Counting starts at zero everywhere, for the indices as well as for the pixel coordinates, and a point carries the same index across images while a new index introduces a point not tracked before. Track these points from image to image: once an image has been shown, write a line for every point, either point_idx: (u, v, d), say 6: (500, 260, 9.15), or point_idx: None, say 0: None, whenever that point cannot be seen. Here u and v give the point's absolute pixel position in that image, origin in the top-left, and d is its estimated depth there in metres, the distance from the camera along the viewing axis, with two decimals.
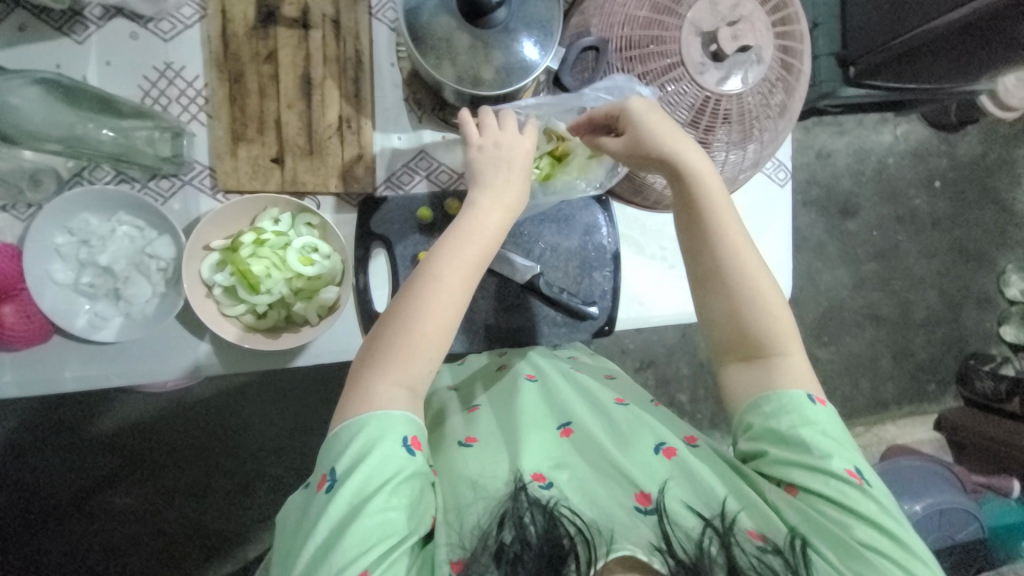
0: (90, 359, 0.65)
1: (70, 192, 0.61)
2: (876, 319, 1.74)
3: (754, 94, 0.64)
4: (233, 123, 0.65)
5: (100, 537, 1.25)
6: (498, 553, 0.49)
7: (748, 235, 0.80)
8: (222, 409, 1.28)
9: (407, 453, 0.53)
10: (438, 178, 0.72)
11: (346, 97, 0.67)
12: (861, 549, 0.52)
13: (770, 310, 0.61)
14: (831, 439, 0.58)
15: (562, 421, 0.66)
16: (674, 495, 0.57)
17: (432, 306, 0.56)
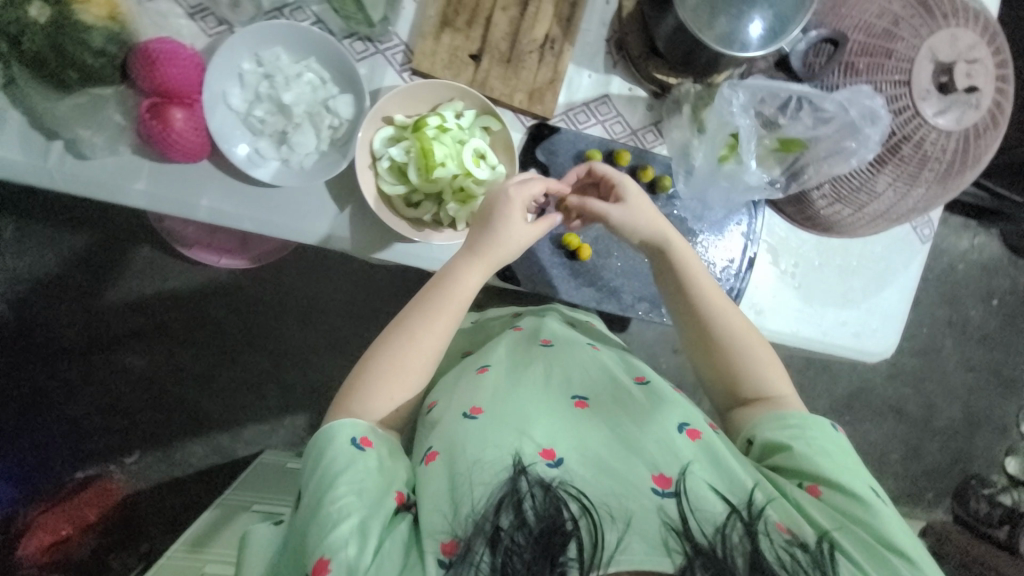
0: (230, 193, 0.63)
1: (274, 22, 0.59)
2: (898, 413, 1.70)
3: (960, 137, 0.63)
4: (446, 7, 0.63)
5: (102, 394, 1.24)
6: (493, 538, 0.44)
7: (876, 279, 0.79)
8: (259, 303, 1.28)
9: (356, 450, 0.53)
10: (611, 128, 0.70)
11: (558, 17, 0.65)
12: (883, 549, 0.49)
13: (755, 346, 0.64)
14: (847, 456, 0.55)
15: (578, 393, 0.60)
16: (700, 479, 0.51)
17: (411, 351, 0.59)
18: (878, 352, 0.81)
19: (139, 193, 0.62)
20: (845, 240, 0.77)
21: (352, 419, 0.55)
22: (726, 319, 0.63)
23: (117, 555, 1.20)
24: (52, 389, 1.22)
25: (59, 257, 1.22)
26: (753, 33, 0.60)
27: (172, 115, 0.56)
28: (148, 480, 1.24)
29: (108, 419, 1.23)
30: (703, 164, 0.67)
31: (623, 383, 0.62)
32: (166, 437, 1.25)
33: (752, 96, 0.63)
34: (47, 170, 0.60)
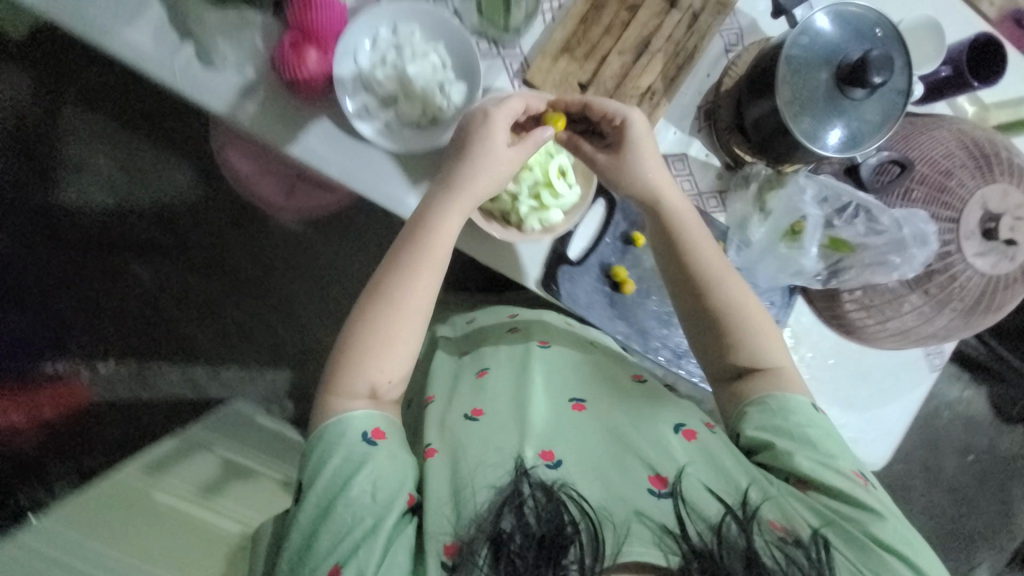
0: (327, 137, 0.67)
1: (420, 4, 0.66)
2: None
3: (991, 280, 0.68)
4: (571, 37, 0.69)
5: (101, 293, 1.32)
6: (498, 543, 0.49)
7: (881, 393, 0.83)
8: (274, 254, 1.37)
9: (368, 445, 0.58)
10: (680, 184, 0.75)
11: (664, 75, 0.71)
12: (870, 543, 0.55)
13: (753, 316, 0.66)
14: (833, 443, 0.61)
15: (576, 396, 0.67)
16: (694, 478, 0.58)
17: (395, 319, 0.62)
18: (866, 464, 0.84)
19: (245, 113, 0.65)
20: (863, 348, 0.80)
21: (370, 412, 0.60)
22: (727, 285, 0.67)
23: (56, 460, 1.27)
24: (58, 274, 1.31)
25: (102, 153, 1.28)
26: (825, 135, 0.64)
27: (306, 53, 0.62)
28: (111, 393, 1.31)
29: (106, 320, 1.32)
30: (762, 236, 0.73)
31: (624, 385, 0.70)
32: (149, 357, 1.33)
33: (811, 191, 0.71)
34: (168, 68, 0.63)
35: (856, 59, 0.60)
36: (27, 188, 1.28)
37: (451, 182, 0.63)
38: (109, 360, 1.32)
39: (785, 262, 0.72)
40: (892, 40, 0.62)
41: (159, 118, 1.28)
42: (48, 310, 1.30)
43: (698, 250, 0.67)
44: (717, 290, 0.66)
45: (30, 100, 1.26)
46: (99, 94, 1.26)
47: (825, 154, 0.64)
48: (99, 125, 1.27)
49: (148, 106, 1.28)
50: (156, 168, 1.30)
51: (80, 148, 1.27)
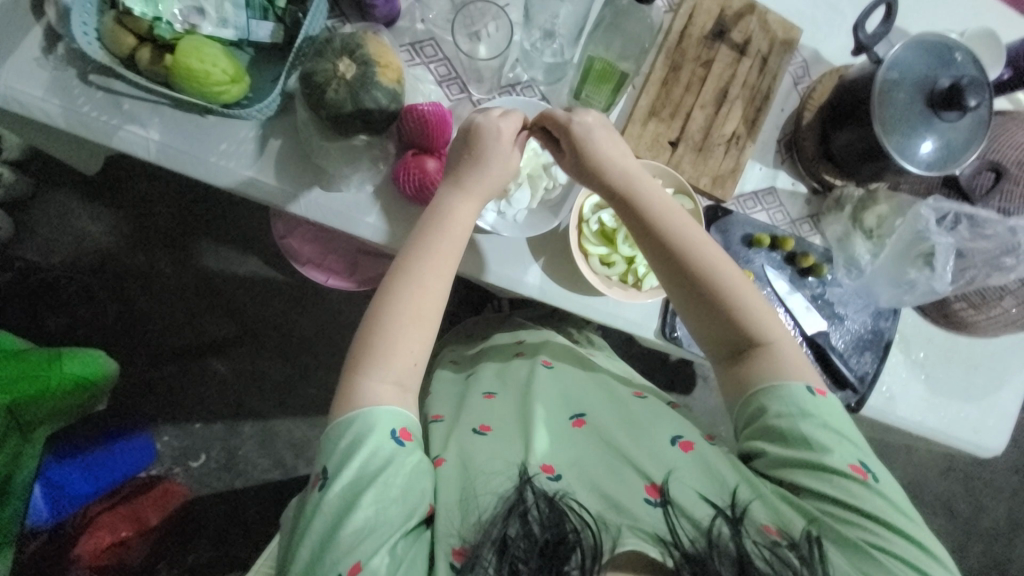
0: None
1: (516, 97, 0.70)
2: (947, 511, 1.55)
3: None
4: (656, 101, 0.73)
5: (180, 394, 1.29)
6: (501, 545, 0.50)
7: (995, 378, 0.84)
8: (337, 325, 1.33)
9: (397, 444, 0.57)
10: (773, 216, 0.79)
11: (746, 118, 0.74)
12: (868, 547, 0.53)
13: (749, 300, 0.64)
14: (831, 434, 0.58)
15: (575, 412, 0.68)
16: (683, 482, 0.58)
17: (411, 314, 0.61)
18: (994, 449, 0.84)
19: (366, 225, 0.69)
20: (966, 339, 0.83)
21: (394, 409, 0.59)
22: (721, 269, 0.64)
23: (167, 561, 1.23)
24: (136, 385, 1.27)
25: (166, 260, 1.30)
26: (924, 155, 0.66)
27: (427, 163, 0.66)
28: (206, 487, 1.27)
29: (192, 420, 1.29)
30: (874, 262, 0.76)
31: (624, 399, 0.71)
32: (235, 449, 1.29)
33: (922, 209, 0.71)
34: (293, 197, 0.68)
35: (946, 85, 0.64)
36: (92, 308, 1.27)
37: (465, 185, 0.64)
38: (201, 455, 1.28)
39: (910, 278, 0.73)
40: (970, 62, 0.66)
41: (218, 218, 1.30)
42: (133, 424, 1.26)
43: (688, 238, 0.64)
44: (712, 275, 0.64)
45: (90, 221, 1.27)
46: (162, 206, 1.29)
47: (929, 173, 0.66)
48: (162, 236, 1.29)
49: (208, 208, 1.30)
50: (219, 265, 1.31)
51: (148, 261, 1.29)
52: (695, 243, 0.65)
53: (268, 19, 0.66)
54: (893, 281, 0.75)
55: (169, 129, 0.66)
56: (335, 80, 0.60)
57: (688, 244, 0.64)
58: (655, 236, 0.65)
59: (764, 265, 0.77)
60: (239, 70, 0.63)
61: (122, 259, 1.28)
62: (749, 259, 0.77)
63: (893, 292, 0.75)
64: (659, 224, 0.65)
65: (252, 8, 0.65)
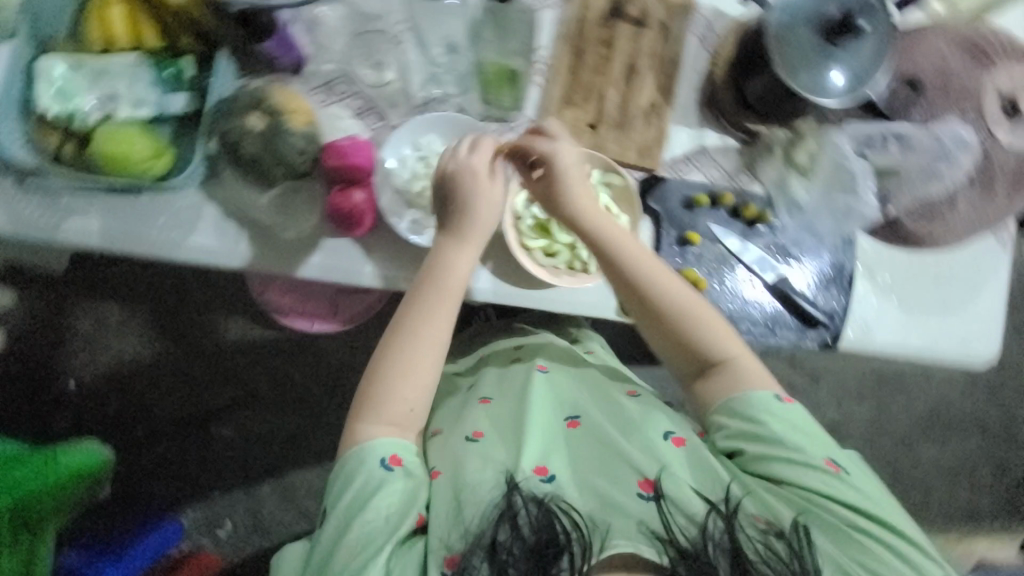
0: (392, 256, 0.72)
1: (430, 116, 0.73)
2: (973, 428, 1.53)
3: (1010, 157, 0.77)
4: (567, 89, 0.74)
5: (194, 467, 1.31)
6: (491, 548, 0.52)
7: (968, 286, 0.84)
8: (335, 371, 1.35)
9: (387, 470, 0.60)
10: (710, 173, 0.79)
11: (659, 87, 0.76)
12: (852, 532, 0.57)
13: (704, 317, 0.67)
14: (801, 434, 0.62)
15: (570, 413, 0.69)
16: (677, 477, 0.59)
17: (405, 364, 0.63)
18: (988, 355, 0.84)
19: (314, 265, 0.71)
20: (931, 254, 0.82)
21: (390, 438, 0.62)
22: (674, 290, 0.67)
23: None
24: (148, 465, 1.30)
25: (155, 338, 1.32)
26: (835, 85, 0.68)
27: (353, 195, 0.67)
28: (236, 554, 1.29)
29: (210, 490, 1.30)
30: (809, 198, 0.77)
31: (617, 397, 0.73)
32: (257, 512, 1.30)
33: (835, 138, 0.75)
34: (239, 253, 0.70)
35: (838, 15, 0.65)
36: (92, 399, 1.29)
37: (456, 231, 0.67)
38: (226, 523, 1.30)
39: (838, 201, 0.76)
40: None
41: (198, 289, 1.33)
42: (155, 503, 1.28)
43: (649, 267, 0.67)
44: (669, 301, 0.66)
45: (74, 314, 1.30)
46: (145, 292, 1.32)
47: (841, 103, 0.69)
48: (148, 316, 1.32)
49: (188, 283, 1.33)
50: (209, 334, 1.33)
51: (139, 345, 1.32)
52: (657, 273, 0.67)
53: (180, 91, 0.68)
54: (825, 208, 0.77)
55: (111, 215, 0.68)
56: (246, 135, 0.63)
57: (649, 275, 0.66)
58: (620, 275, 0.66)
59: (709, 224, 0.78)
60: (161, 147, 0.67)
61: (112, 346, 1.31)
62: (693, 221, 0.78)
63: (830, 218, 0.77)
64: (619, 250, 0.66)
65: (163, 84, 0.68)
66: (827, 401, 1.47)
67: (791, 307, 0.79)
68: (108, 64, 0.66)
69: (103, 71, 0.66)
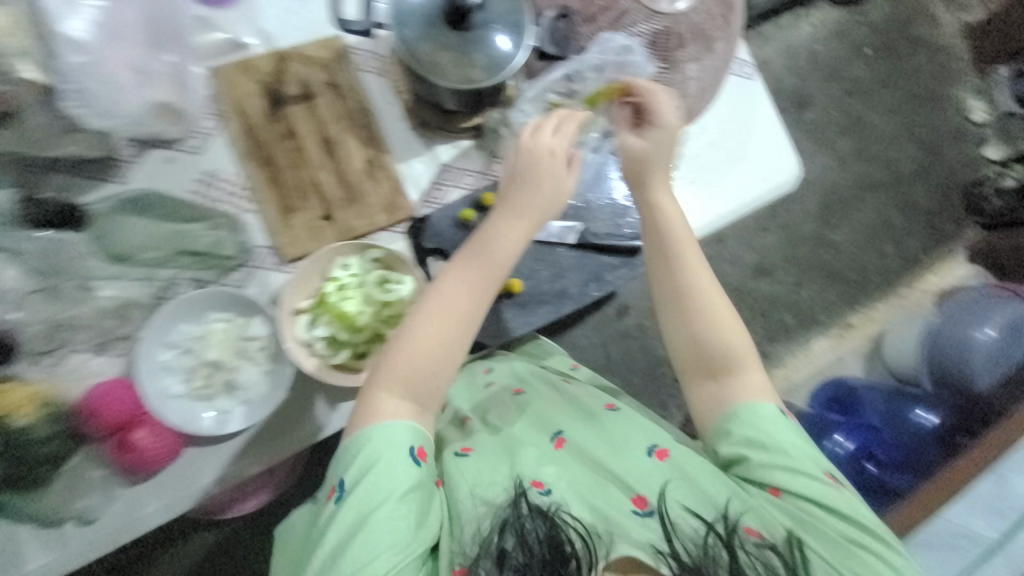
0: (219, 456, 0.66)
1: (161, 310, 0.66)
2: (854, 199, 1.62)
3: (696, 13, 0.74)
4: (280, 199, 0.71)
5: None
6: (499, 558, 0.50)
7: (741, 130, 0.86)
8: None
9: (415, 465, 0.55)
10: (465, 183, 0.78)
11: (364, 141, 0.73)
12: (855, 550, 0.55)
13: (737, 334, 0.65)
14: (809, 453, 0.60)
15: (554, 431, 0.65)
16: (674, 498, 0.55)
17: (452, 338, 0.59)
18: (789, 176, 0.86)
19: (153, 513, 0.64)
20: (692, 126, 0.84)
21: (411, 426, 0.56)
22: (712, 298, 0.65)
23: None
24: None
25: None
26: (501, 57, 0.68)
27: (134, 438, 0.62)
28: None
29: None
30: None
31: (596, 414, 0.68)
32: None
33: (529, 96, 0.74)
34: (69, 554, 0.63)
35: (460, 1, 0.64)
36: None
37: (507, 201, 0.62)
38: None
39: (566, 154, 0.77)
40: None
41: None
42: None
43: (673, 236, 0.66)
44: (701, 297, 0.65)
45: None
46: None
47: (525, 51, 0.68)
48: None
49: None
50: None
51: None
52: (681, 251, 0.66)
53: None
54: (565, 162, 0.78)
55: None
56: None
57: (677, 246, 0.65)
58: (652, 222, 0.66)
59: None
60: None
61: None
62: None
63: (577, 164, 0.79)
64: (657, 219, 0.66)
65: None
66: (740, 251, 1.52)
67: (608, 250, 0.82)
68: None
69: None
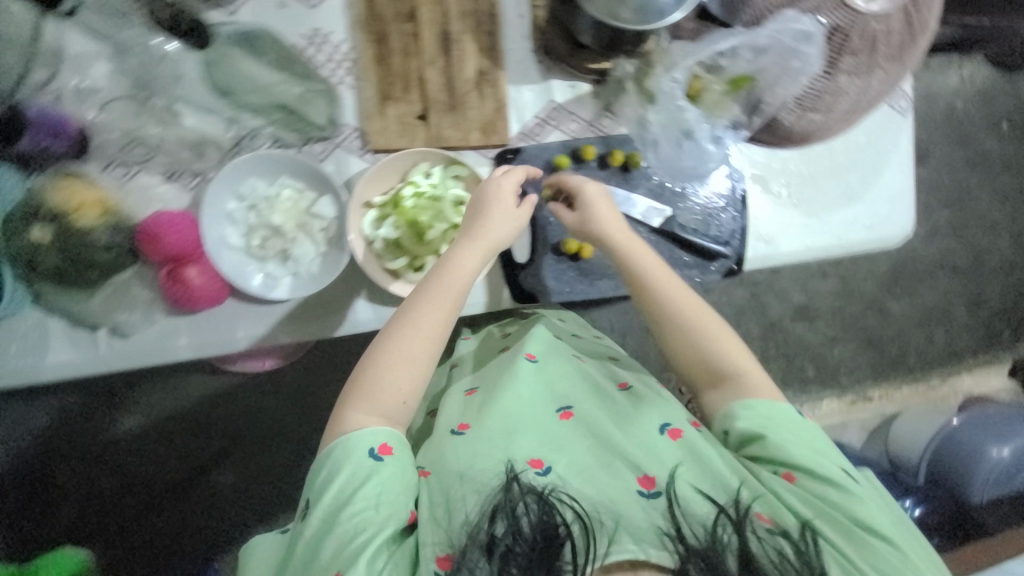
0: (258, 317, 0.67)
1: (238, 160, 0.64)
2: (927, 275, 1.53)
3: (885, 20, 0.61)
4: (382, 83, 0.66)
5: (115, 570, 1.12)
6: (488, 546, 0.50)
7: (870, 167, 0.80)
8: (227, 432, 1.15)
9: (375, 461, 0.58)
10: (568, 128, 0.73)
11: (482, 50, 0.68)
12: (863, 533, 0.56)
13: (726, 342, 0.69)
14: (820, 444, 0.64)
15: (561, 404, 0.68)
16: (684, 479, 0.59)
17: (402, 358, 0.62)
18: (901, 233, 0.81)
19: (185, 348, 0.66)
20: (824, 146, 0.78)
21: (373, 428, 0.60)
22: (703, 316, 0.69)
23: None
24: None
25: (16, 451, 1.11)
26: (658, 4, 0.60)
27: (187, 274, 0.62)
28: None
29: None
30: (665, 131, 0.71)
31: (607, 390, 0.71)
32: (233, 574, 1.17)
33: (674, 58, 0.67)
34: (102, 357, 0.66)
35: None
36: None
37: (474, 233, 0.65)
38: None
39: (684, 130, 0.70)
40: None
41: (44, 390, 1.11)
42: None
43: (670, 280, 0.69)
44: (691, 320, 0.69)
45: None
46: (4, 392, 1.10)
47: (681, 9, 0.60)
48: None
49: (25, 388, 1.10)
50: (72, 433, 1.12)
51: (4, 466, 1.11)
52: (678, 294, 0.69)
53: None
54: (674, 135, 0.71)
55: None
56: (47, 249, 0.59)
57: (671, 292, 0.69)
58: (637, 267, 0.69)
59: None
60: None
61: None
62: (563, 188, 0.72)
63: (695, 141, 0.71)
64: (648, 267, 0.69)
65: None
66: (792, 287, 1.46)
67: (688, 246, 0.76)
68: None
69: None
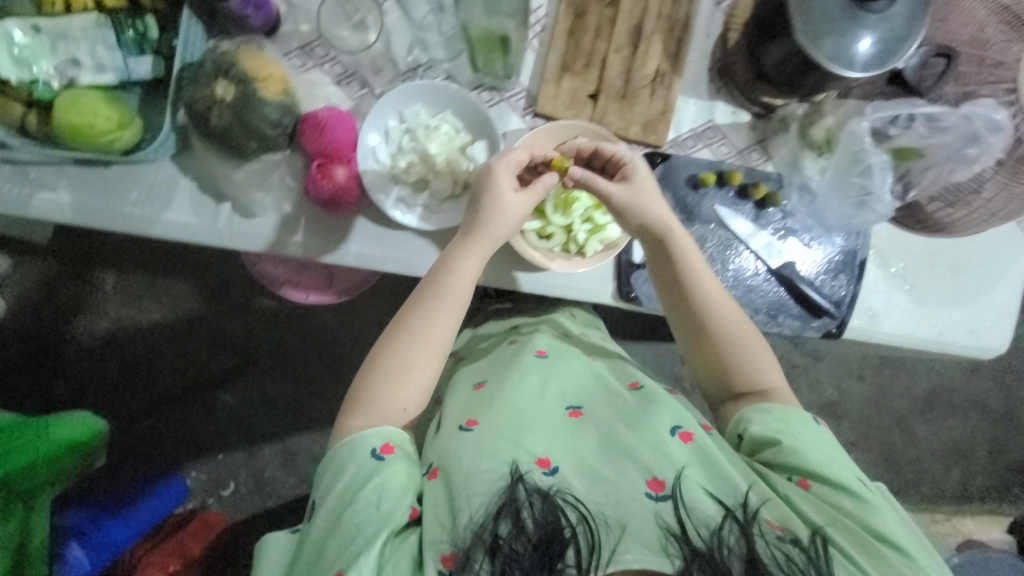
0: (377, 237, 0.68)
1: (415, 83, 0.67)
2: (960, 409, 1.50)
3: None
4: (566, 54, 0.68)
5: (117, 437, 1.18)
6: (492, 546, 0.46)
7: (985, 275, 0.79)
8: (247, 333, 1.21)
9: (378, 461, 0.56)
10: (718, 150, 0.74)
11: (667, 53, 0.70)
12: (876, 543, 0.52)
13: (753, 349, 0.66)
14: (832, 449, 0.60)
15: (572, 402, 0.62)
16: (695, 481, 0.53)
17: (412, 354, 0.61)
18: (1000, 349, 0.79)
19: (297, 245, 0.67)
20: (946, 241, 0.78)
21: (380, 428, 0.59)
22: (732, 324, 0.66)
23: None
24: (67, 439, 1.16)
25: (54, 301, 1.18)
26: (856, 55, 0.61)
27: (335, 172, 0.63)
28: (242, 512, 1.18)
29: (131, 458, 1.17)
30: (822, 181, 0.72)
31: (619, 391, 0.65)
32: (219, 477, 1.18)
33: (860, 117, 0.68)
34: (216, 230, 0.66)
35: None
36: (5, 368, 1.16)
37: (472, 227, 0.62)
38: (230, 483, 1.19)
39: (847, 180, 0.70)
40: None
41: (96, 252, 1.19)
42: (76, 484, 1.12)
43: (707, 287, 0.65)
44: (723, 328, 0.65)
45: None
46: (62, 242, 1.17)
47: (866, 73, 0.61)
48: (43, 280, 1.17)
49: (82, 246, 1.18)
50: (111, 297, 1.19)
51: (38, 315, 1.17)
52: (715, 298, 0.66)
53: (146, 53, 0.63)
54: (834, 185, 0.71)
55: (82, 189, 0.64)
56: (215, 106, 0.58)
57: (706, 297, 0.65)
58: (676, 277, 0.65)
59: (715, 205, 0.73)
60: (125, 115, 0.60)
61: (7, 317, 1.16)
62: (698, 202, 0.73)
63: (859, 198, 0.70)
64: (684, 270, 0.65)
65: (126, 46, 0.62)
66: (826, 380, 1.45)
67: (796, 295, 0.75)
68: (67, 25, 0.59)
69: (64, 35, 0.59)
